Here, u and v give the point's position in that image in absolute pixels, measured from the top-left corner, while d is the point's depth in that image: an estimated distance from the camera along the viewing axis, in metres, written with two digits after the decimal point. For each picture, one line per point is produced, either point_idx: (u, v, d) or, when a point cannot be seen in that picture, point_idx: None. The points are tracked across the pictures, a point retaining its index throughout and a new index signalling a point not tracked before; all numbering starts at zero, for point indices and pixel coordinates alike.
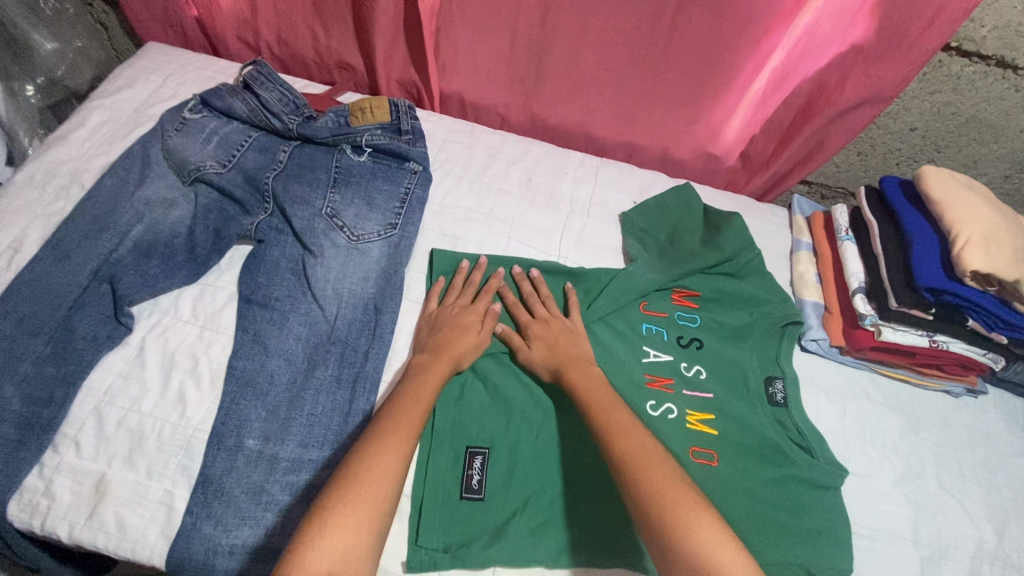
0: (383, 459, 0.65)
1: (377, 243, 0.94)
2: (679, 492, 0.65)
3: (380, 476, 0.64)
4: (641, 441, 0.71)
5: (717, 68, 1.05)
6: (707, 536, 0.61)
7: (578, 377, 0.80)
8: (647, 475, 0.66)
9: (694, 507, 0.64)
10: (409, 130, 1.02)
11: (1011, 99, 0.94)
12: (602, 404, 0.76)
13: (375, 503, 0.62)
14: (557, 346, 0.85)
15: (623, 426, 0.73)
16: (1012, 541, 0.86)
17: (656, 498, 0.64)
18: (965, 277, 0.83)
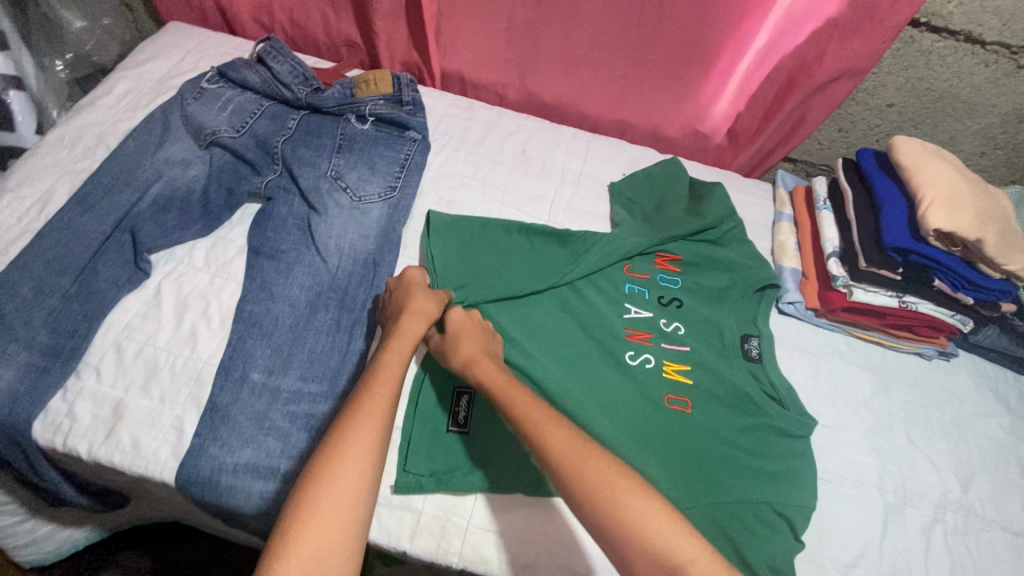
0: (337, 489, 0.60)
1: (378, 204, 1.01)
2: (621, 486, 0.63)
3: (349, 486, 0.60)
4: (570, 438, 0.68)
5: (703, 47, 1.10)
6: (649, 527, 0.61)
7: (489, 371, 0.78)
8: (583, 475, 0.64)
9: (637, 497, 0.63)
10: (410, 101, 1.10)
11: (981, 74, 0.98)
12: (524, 403, 0.72)
13: (357, 494, 0.61)
14: (466, 341, 0.82)
15: (552, 417, 0.70)
16: (976, 492, 0.91)
17: (595, 497, 0.63)
18: (929, 237, 0.88)
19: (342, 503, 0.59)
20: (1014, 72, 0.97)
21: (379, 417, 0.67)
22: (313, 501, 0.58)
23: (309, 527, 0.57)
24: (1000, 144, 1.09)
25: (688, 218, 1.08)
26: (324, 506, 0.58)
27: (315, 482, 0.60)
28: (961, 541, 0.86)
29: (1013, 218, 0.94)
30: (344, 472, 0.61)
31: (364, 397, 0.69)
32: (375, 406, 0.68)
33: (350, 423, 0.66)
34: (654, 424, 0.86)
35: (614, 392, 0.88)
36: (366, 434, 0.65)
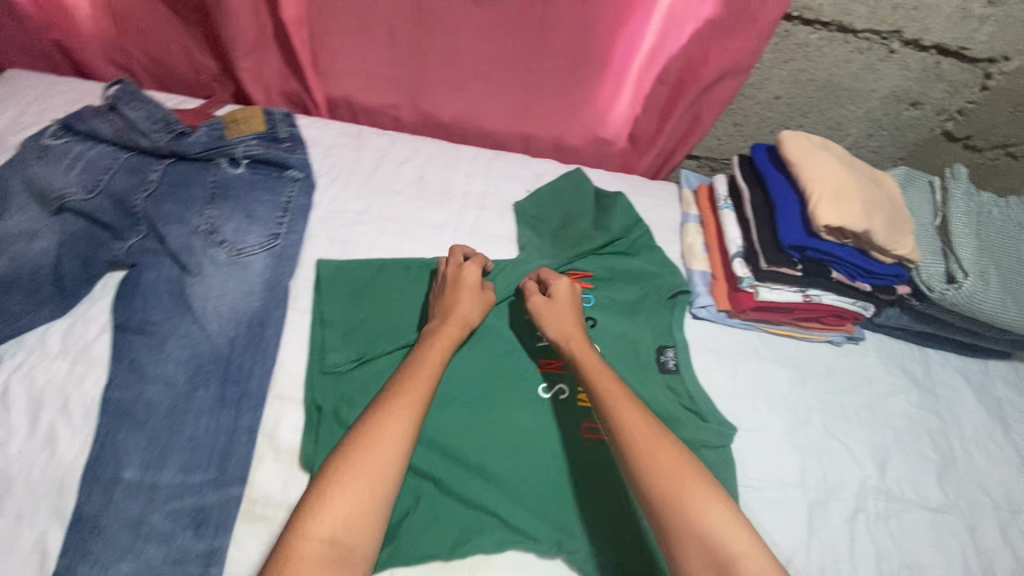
0: (381, 447, 0.68)
1: (260, 255, 0.92)
2: (686, 477, 0.68)
3: (384, 454, 0.67)
4: (645, 425, 0.73)
5: (591, 53, 1.08)
6: (714, 521, 0.65)
7: (586, 352, 0.81)
8: (653, 459, 0.70)
9: (702, 492, 0.67)
10: (287, 137, 1.01)
11: (857, 62, 1.00)
12: (609, 388, 0.77)
13: (372, 487, 0.65)
14: (558, 320, 0.86)
15: (636, 408, 0.75)
16: (892, 474, 0.93)
17: (661, 479, 0.68)
18: (821, 232, 0.89)
19: (360, 496, 0.64)
20: (888, 57, 0.99)
21: (405, 422, 0.70)
22: (331, 490, 0.64)
23: (325, 511, 0.63)
24: (884, 127, 1.11)
25: (596, 231, 1.04)
26: (341, 498, 0.64)
27: (336, 471, 0.66)
28: (883, 526, 0.88)
29: (900, 203, 0.97)
30: (366, 469, 0.66)
31: (408, 376, 0.76)
32: (405, 410, 0.71)
33: (381, 422, 0.70)
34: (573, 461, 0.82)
35: (530, 431, 0.84)
36: (391, 435, 0.69)
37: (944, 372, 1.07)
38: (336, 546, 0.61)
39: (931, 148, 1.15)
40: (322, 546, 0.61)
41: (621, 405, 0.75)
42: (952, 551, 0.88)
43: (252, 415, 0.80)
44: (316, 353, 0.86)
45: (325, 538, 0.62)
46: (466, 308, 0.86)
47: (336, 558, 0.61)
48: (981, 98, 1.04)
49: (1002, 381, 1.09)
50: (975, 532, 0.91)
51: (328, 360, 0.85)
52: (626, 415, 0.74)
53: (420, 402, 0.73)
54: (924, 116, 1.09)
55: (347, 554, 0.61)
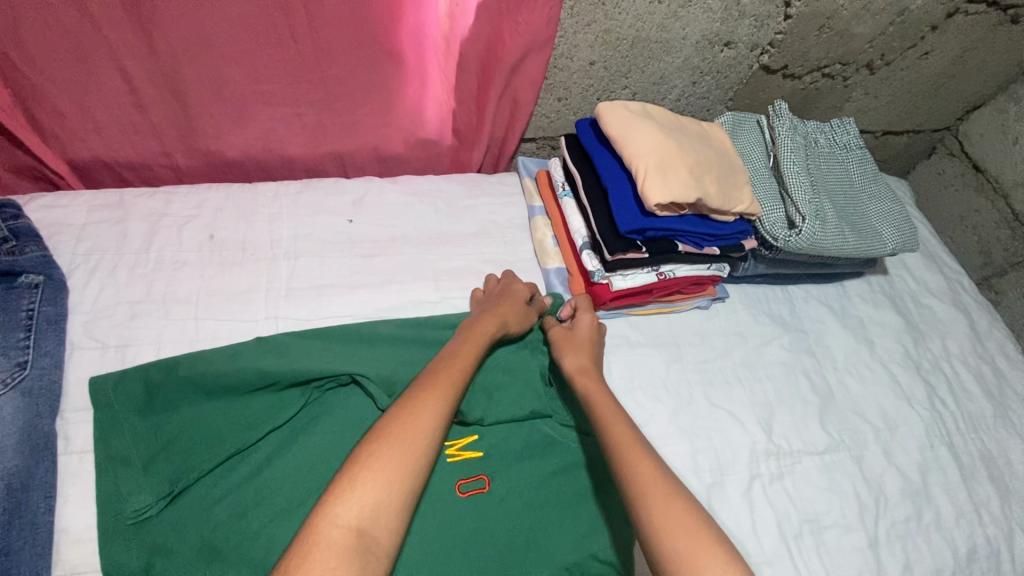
0: (420, 420, 0.63)
1: (6, 396, 0.71)
2: (698, 533, 0.58)
3: (424, 429, 0.62)
4: (657, 472, 0.64)
5: (379, 51, 0.93)
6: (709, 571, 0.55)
7: (595, 390, 0.77)
8: (661, 509, 0.60)
9: (716, 554, 0.57)
10: (7, 236, 0.79)
11: (659, 12, 0.93)
12: (625, 435, 0.68)
13: (412, 464, 0.60)
14: (582, 347, 0.83)
15: (639, 443, 0.67)
16: (779, 429, 0.92)
17: (668, 532, 0.58)
18: (656, 210, 0.82)
19: (398, 472, 0.58)
20: (687, 2, 0.93)
21: (445, 398, 0.66)
22: (374, 461, 0.58)
23: (361, 488, 0.57)
24: (706, 72, 1.07)
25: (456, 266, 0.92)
26: (376, 475, 0.58)
27: (370, 449, 0.59)
28: (779, 487, 0.87)
29: (733, 156, 0.93)
30: (399, 450, 0.60)
31: (451, 363, 0.71)
32: (447, 385, 0.68)
33: (422, 397, 0.65)
34: (449, 532, 0.74)
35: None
36: (425, 411, 0.64)
37: (807, 306, 1.08)
38: (364, 536, 0.55)
39: (756, 85, 1.12)
40: (347, 535, 0.54)
41: (626, 442, 0.68)
42: (846, 490, 0.89)
43: None
44: (105, 508, 0.68)
45: (349, 528, 0.55)
46: (511, 308, 0.84)
47: (357, 549, 0.54)
48: (786, 27, 1.01)
49: (859, 299, 1.12)
50: (862, 461, 0.92)
51: (123, 512, 0.68)
52: (628, 449, 0.67)
53: (462, 379, 0.70)
54: (739, 55, 1.05)
55: (372, 546, 0.55)
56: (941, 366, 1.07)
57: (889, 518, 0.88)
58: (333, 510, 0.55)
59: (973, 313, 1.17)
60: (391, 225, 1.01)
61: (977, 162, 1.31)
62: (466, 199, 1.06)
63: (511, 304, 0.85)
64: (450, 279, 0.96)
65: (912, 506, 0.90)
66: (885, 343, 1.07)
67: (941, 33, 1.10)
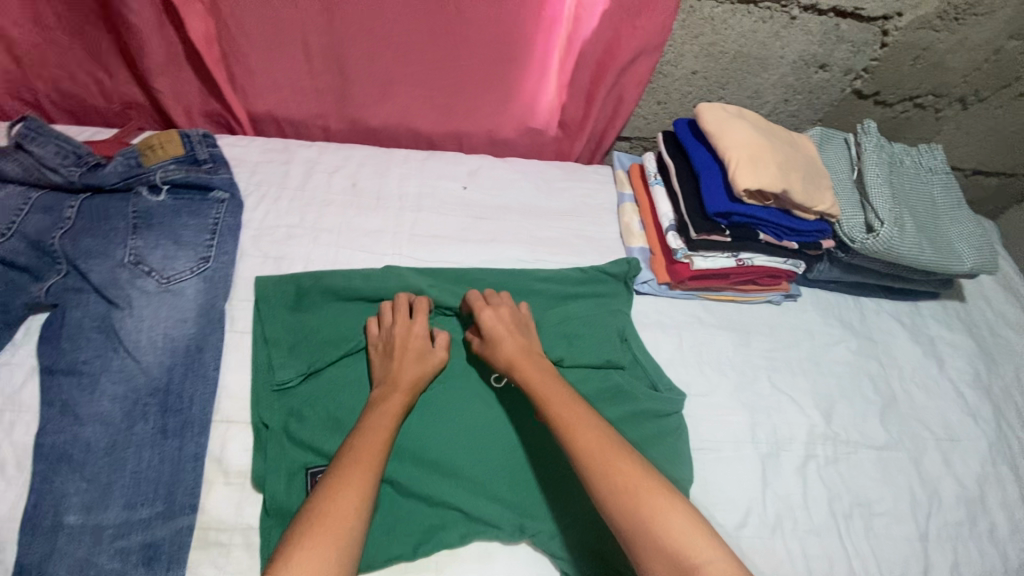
0: (347, 492, 0.67)
1: (191, 281, 0.90)
2: (643, 486, 0.69)
3: (345, 505, 0.66)
4: (600, 440, 0.74)
5: (511, 45, 1.09)
6: (668, 522, 0.66)
7: (531, 371, 0.82)
8: (609, 476, 0.70)
9: (662, 502, 0.68)
10: (208, 159, 1.00)
11: (763, 31, 1.04)
12: (564, 413, 0.77)
13: (339, 547, 0.63)
14: (510, 337, 0.86)
15: (580, 417, 0.76)
16: (838, 419, 0.97)
17: (620, 492, 0.69)
18: (743, 196, 0.92)
19: (329, 547, 0.62)
20: (790, 23, 1.03)
21: (367, 476, 0.69)
22: (301, 545, 0.62)
23: (298, 563, 0.61)
24: (799, 91, 1.16)
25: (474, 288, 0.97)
26: (313, 555, 0.62)
27: (300, 530, 0.64)
28: (833, 469, 0.92)
29: (818, 163, 1.01)
30: (329, 527, 0.64)
31: (348, 447, 0.73)
32: (369, 462, 0.71)
33: (343, 475, 0.69)
34: (528, 447, 0.83)
35: (484, 421, 0.84)
36: (354, 484, 0.68)
37: (878, 317, 1.12)
38: None
39: (846, 108, 1.20)
40: None
41: (565, 416, 0.76)
42: (899, 484, 0.93)
43: (197, 441, 0.78)
44: (257, 375, 0.84)
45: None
46: (412, 352, 0.84)
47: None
48: (882, 55, 1.09)
49: (933, 319, 1.15)
50: (919, 464, 0.95)
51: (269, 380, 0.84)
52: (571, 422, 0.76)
53: (382, 447, 0.73)
54: (833, 78, 1.14)
55: None
56: (1013, 394, 1.08)
57: (941, 519, 0.91)
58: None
59: None
60: (498, 195, 1.15)
61: None
62: (564, 181, 1.19)
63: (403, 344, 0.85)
64: (543, 246, 1.09)
65: (966, 512, 0.92)
66: (955, 363, 1.09)
67: None
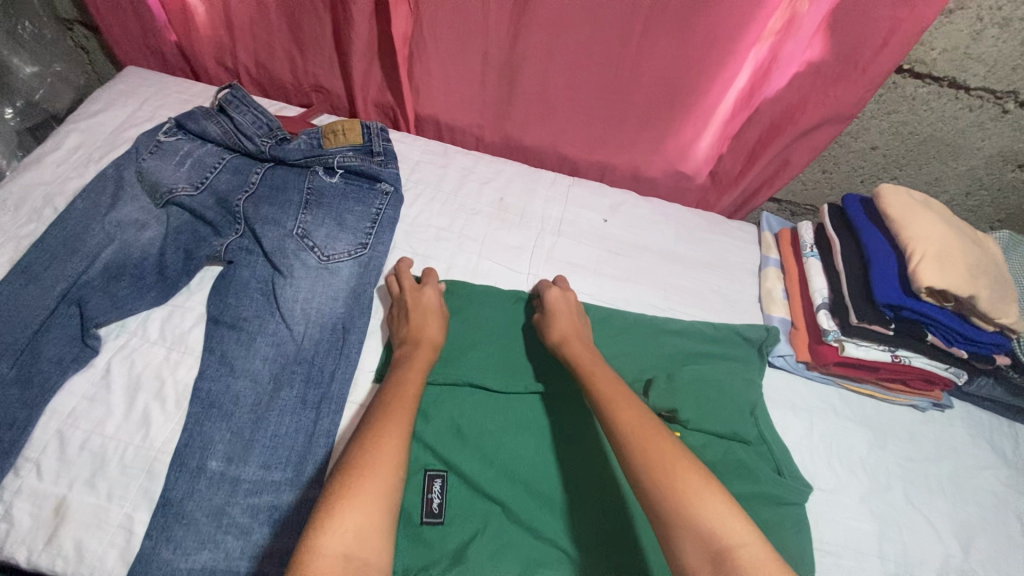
0: (387, 445, 0.64)
1: (347, 262, 0.95)
2: (682, 464, 0.63)
3: (388, 458, 0.63)
4: (642, 419, 0.69)
5: (687, 89, 1.07)
6: (699, 497, 0.59)
7: (578, 349, 0.84)
8: (643, 452, 0.65)
9: (697, 483, 0.61)
10: (381, 151, 1.05)
11: (965, 119, 0.97)
12: (608, 389, 0.75)
13: (381, 499, 0.59)
14: (561, 313, 0.90)
15: (619, 394, 0.74)
16: (978, 555, 0.87)
17: (654, 467, 0.63)
18: (921, 293, 0.85)
19: (371, 502, 0.58)
20: (999, 116, 0.95)
21: (403, 427, 0.67)
22: (342, 499, 0.58)
23: (344, 508, 0.57)
24: (986, 186, 1.07)
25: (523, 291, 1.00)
26: (355, 503, 0.58)
27: (340, 484, 0.59)
28: None
29: (1004, 270, 0.92)
30: (370, 479, 0.60)
31: (381, 408, 0.70)
32: (398, 424, 0.68)
33: (382, 429, 0.66)
34: None
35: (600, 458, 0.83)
36: (392, 439, 0.65)
37: None
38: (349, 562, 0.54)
39: None
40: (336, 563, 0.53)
41: (607, 390, 0.75)
42: None
43: (332, 419, 0.81)
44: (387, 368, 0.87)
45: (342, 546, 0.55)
46: (434, 328, 0.86)
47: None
48: None
49: None
50: None
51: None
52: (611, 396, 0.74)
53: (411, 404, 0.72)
54: None
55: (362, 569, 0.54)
56: None
57: None
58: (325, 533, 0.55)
59: None
60: (637, 234, 1.14)
61: None
62: (706, 233, 1.16)
63: (428, 319, 0.87)
64: (678, 295, 1.06)
65: None
66: None
67: None
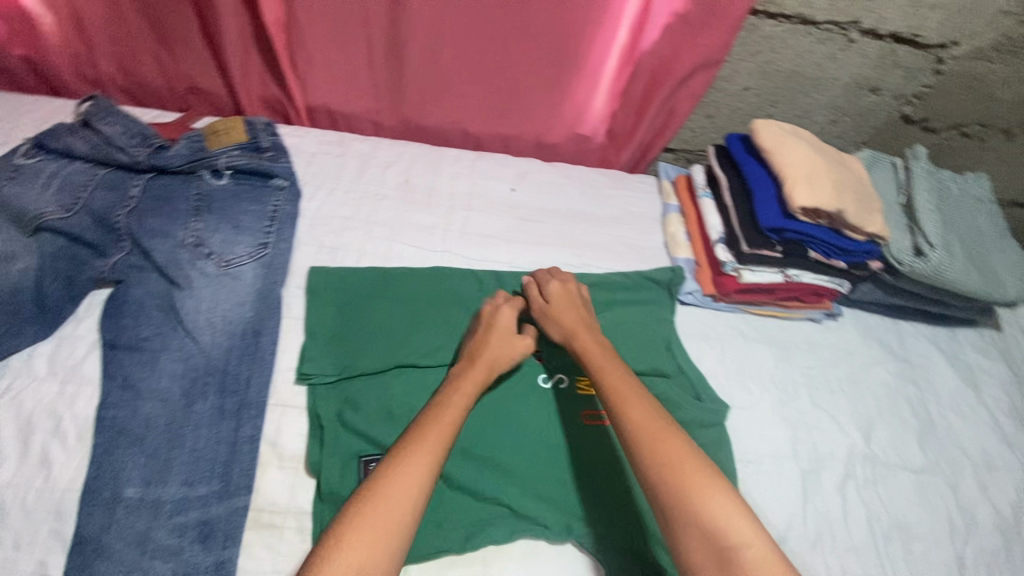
0: (405, 475, 0.66)
1: (249, 265, 0.91)
2: (692, 467, 0.69)
3: (406, 489, 0.65)
4: (652, 418, 0.74)
5: (572, 52, 1.10)
6: (710, 501, 0.65)
7: (590, 344, 0.85)
8: (655, 449, 0.71)
9: (704, 479, 0.67)
10: (270, 147, 1.01)
11: (819, 53, 1.06)
12: (622, 387, 0.78)
13: (389, 531, 0.62)
14: (566, 311, 0.90)
15: (637, 392, 0.78)
16: (877, 441, 0.98)
17: (665, 463, 0.69)
18: (797, 214, 0.93)
19: (379, 533, 0.62)
20: (847, 46, 1.05)
21: (431, 455, 0.69)
22: (349, 530, 0.61)
23: (346, 550, 0.60)
24: (848, 113, 1.17)
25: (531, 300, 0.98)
26: (358, 543, 0.60)
27: (355, 512, 0.63)
28: (872, 490, 0.93)
29: (868, 186, 1.02)
30: (382, 508, 0.63)
31: (417, 430, 0.72)
32: (424, 466, 0.68)
33: (407, 463, 0.68)
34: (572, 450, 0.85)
35: (564, 425, 0.86)
36: (416, 476, 0.67)
37: (916, 342, 1.13)
38: None
39: (892, 132, 1.21)
40: None
41: (621, 390, 0.78)
42: (936, 508, 0.93)
43: (253, 424, 0.79)
44: (306, 365, 0.84)
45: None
46: (497, 350, 0.85)
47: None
48: (934, 82, 1.11)
49: (969, 347, 1.15)
50: (955, 489, 0.96)
51: (315, 372, 0.84)
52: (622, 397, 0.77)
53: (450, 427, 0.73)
54: (883, 102, 1.15)
55: None
56: None
57: (978, 545, 0.91)
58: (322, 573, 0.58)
59: None
60: (546, 199, 1.17)
61: None
62: (610, 189, 1.21)
63: (499, 335, 0.87)
64: (590, 250, 1.10)
65: (1003, 540, 0.93)
66: (992, 391, 1.10)
67: None
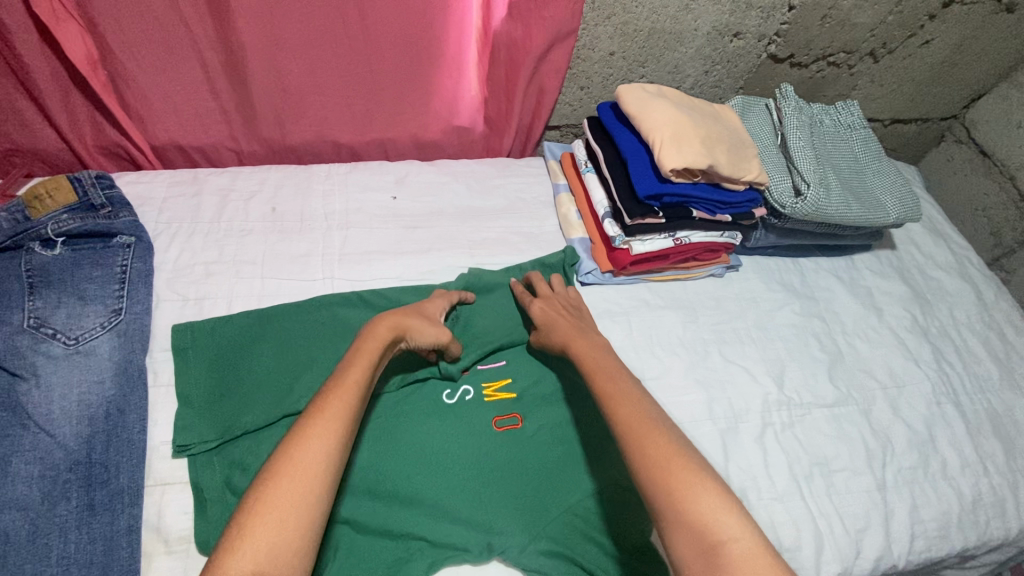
0: (312, 446, 0.58)
1: (104, 337, 0.83)
2: (677, 461, 0.62)
3: (310, 464, 0.57)
4: (638, 414, 0.68)
5: (426, 43, 1.03)
6: (694, 498, 0.59)
7: (583, 348, 0.80)
8: (642, 450, 0.64)
9: (692, 476, 0.61)
10: (105, 203, 0.92)
11: (672, 6, 1.04)
12: (612, 390, 0.72)
13: (303, 505, 0.55)
14: (559, 320, 0.86)
15: (626, 392, 0.71)
16: (790, 383, 0.99)
17: (650, 465, 0.62)
18: (671, 177, 0.92)
19: (289, 513, 0.54)
20: None
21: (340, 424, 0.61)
22: (259, 509, 0.54)
23: (254, 536, 0.53)
24: (717, 61, 1.16)
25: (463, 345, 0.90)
26: (268, 522, 0.54)
27: (260, 490, 0.56)
28: (790, 434, 0.94)
29: (742, 133, 1.02)
30: (289, 486, 0.56)
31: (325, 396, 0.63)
32: (337, 414, 0.62)
33: (311, 428, 0.60)
34: (487, 461, 0.81)
35: (502, 442, 0.83)
36: (317, 442, 0.59)
37: (818, 276, 1.14)
38: None
39: (765, 73, 1.21)
40: None
41: (610, 389, 0.72)
42: (854, 439, 0.95)
43: (129, 513, 0.73)
44: (181, 437, 0.77)
45: (250, 572, 0.51)
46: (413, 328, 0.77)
47: None
48: (791, 18, 1.10)
49: (868, 270, 1.18)
50: (869, 415, 0.98)
51: (194, 441, 0.77)
52: (614, 395, 0.71)
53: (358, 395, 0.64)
54: (748, 45, 1.14)
55: None
56: (949, 332, 1.12)
57: (895, 465, 0.94)
58: (240, 550, 0.52)
59: (980, 285, 1.22)
60: (430, 201, 1.11)
61: (984, 147, 1.38)
62: (497, 178, 1.16)
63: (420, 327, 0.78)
64: (482, 248, 1.05)
65: (919, 455, 0.96)
66: (895, 310, 1.13)
67: (939, 22, 1.17)
